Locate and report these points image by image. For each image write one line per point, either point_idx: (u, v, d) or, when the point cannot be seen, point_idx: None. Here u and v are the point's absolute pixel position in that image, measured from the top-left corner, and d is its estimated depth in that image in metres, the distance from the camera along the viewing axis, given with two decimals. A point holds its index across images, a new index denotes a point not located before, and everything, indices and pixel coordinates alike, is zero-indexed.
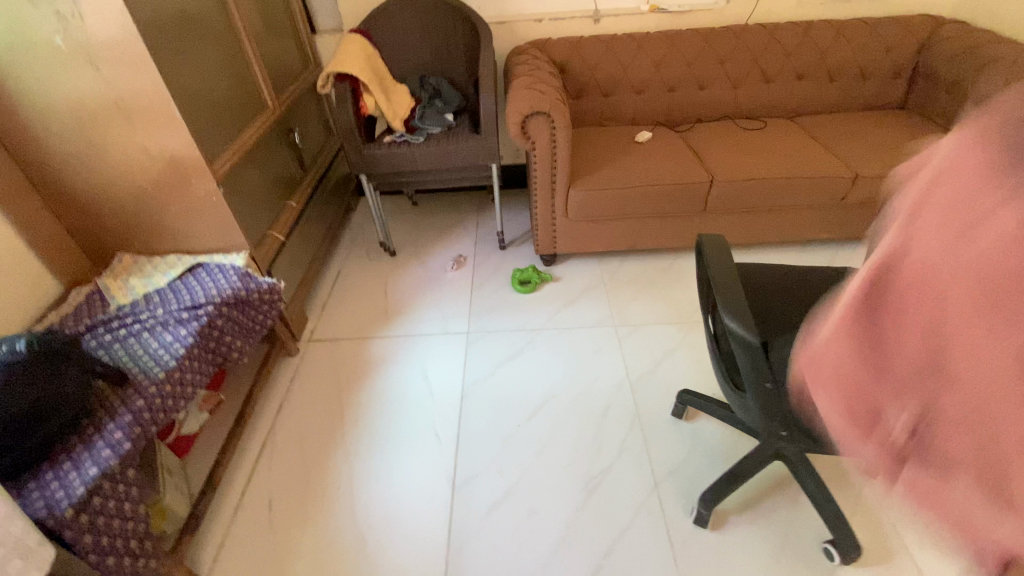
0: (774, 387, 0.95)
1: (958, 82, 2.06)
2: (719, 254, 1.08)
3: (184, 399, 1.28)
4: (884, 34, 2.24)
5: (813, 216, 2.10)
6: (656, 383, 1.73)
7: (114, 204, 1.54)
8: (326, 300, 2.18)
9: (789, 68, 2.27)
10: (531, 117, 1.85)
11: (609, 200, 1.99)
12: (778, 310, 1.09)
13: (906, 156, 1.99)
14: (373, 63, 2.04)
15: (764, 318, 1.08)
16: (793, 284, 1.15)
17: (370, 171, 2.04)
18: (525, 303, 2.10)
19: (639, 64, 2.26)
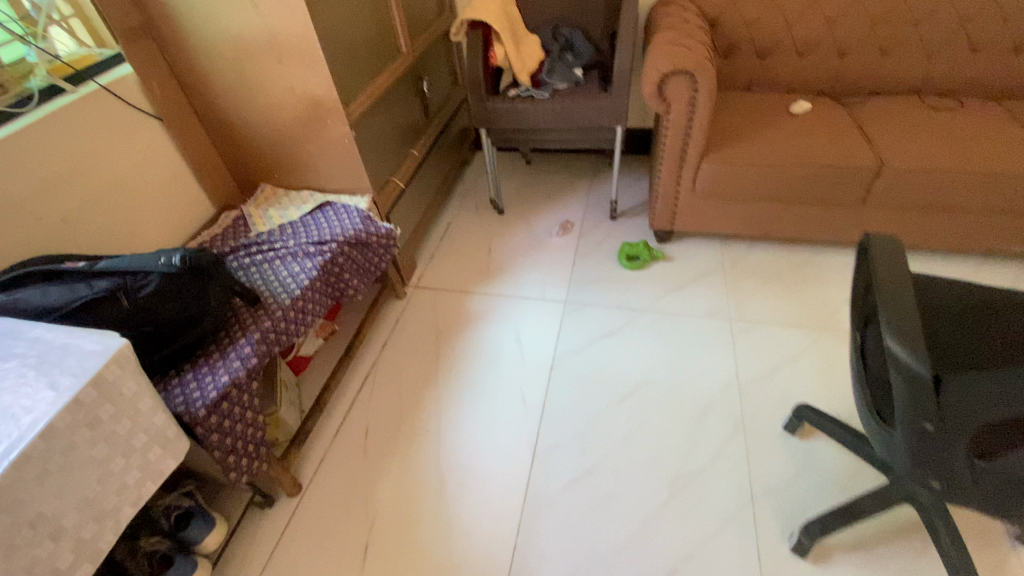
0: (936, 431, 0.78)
1: None
2: (890, 261, 0.90)
3: (304, 327, 1.38)
4: None
5: (1008, 223, 1.70)
6: (768, 389, 1.56)
7: (262, 138, 1.67)
8: (434, 249, 2.24)
9: (1010, 32, 1.81)
10: (671, 77, 1.67)
11: (745, 179, 1.78)
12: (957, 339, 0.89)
13: None
14: (507, 10, 1.96)
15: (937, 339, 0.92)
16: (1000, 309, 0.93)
17: (491, 125, 2.00)
18: (631, 281, 2.00)
19: (807, 23, 1.94)
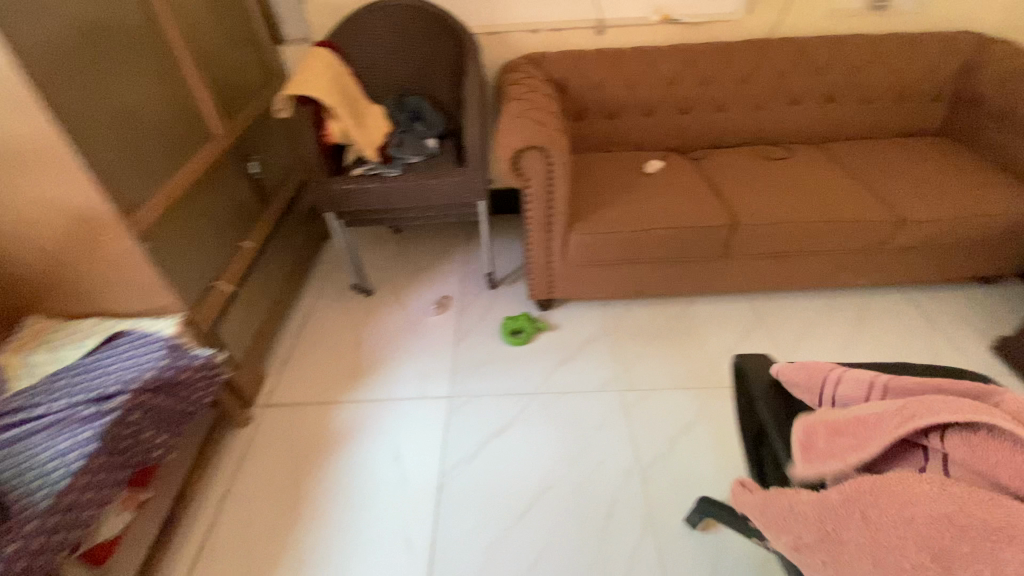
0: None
1: (1012, 109, 1.79)
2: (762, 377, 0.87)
3: (78, 529, 1.02)
4: (926, 50, 1.95)
5: (847, 262, 1.83)
6: (669, 470, 1.47)
7: (12, 261, 1.25)
8: (290, 351, 1.90)
9: (818, 88, 1.99)
10: (525, 151, 1.57)
11: (614, 245, 1.73)
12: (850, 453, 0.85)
13: (953, 194, 1.74)
14: (341, 81, 1.76)
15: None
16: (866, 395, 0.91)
17: (339, 208, 1.77)
18: (516, 359, 1.83)
19: (648, 83, 1.98)
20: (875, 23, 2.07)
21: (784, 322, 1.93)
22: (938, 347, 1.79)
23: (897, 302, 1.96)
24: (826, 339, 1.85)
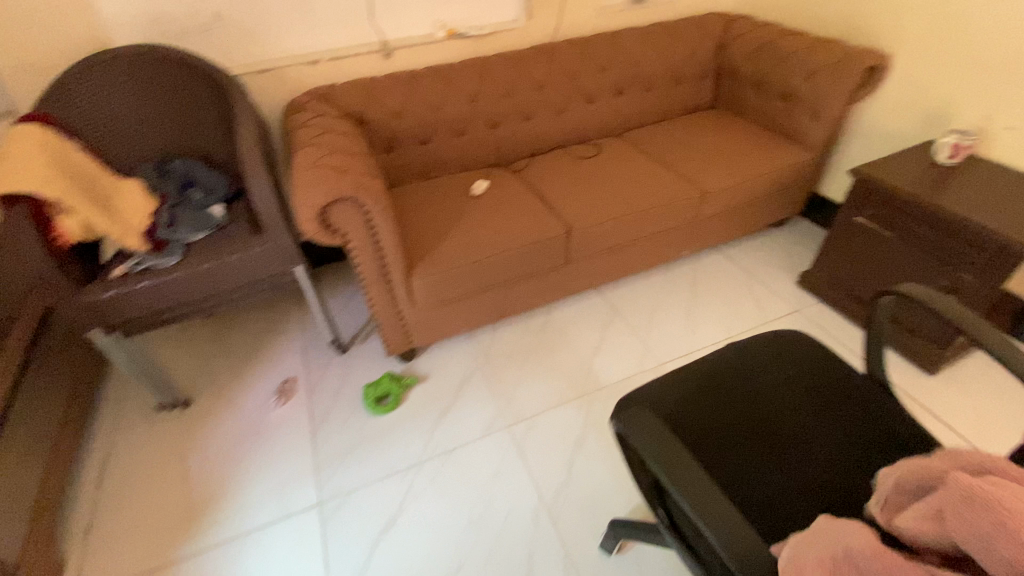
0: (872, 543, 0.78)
1: (761, 79, 2.07)
2: (633, 420, 0.82)
3: None
4: (685, 36, 2.16)
5: (673, 239, 1.96)
6: (574, 498, 1.41)
7: None
8: (89, 517, 1.44)
9: (608, 83, 2.10)
10: (333, 206, 1.35)
11: (460, 280, 1.61)
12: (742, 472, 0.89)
13: (737, 160, 1.96)
14: (66, 162, 1.36)
15: (716, 473, 0.93)
16: (705, 396, 1.03)
17: (112, 320, 1.38)
18: (388, 429, 1.60)
19: (452, 102, 1.89)
20: (640, 16, 2.25)
21: (637, 306, 2.01)
22: (761, 294, 2.02)
23: (719, 261, 2.17)
24: (674, 313, 1.97)
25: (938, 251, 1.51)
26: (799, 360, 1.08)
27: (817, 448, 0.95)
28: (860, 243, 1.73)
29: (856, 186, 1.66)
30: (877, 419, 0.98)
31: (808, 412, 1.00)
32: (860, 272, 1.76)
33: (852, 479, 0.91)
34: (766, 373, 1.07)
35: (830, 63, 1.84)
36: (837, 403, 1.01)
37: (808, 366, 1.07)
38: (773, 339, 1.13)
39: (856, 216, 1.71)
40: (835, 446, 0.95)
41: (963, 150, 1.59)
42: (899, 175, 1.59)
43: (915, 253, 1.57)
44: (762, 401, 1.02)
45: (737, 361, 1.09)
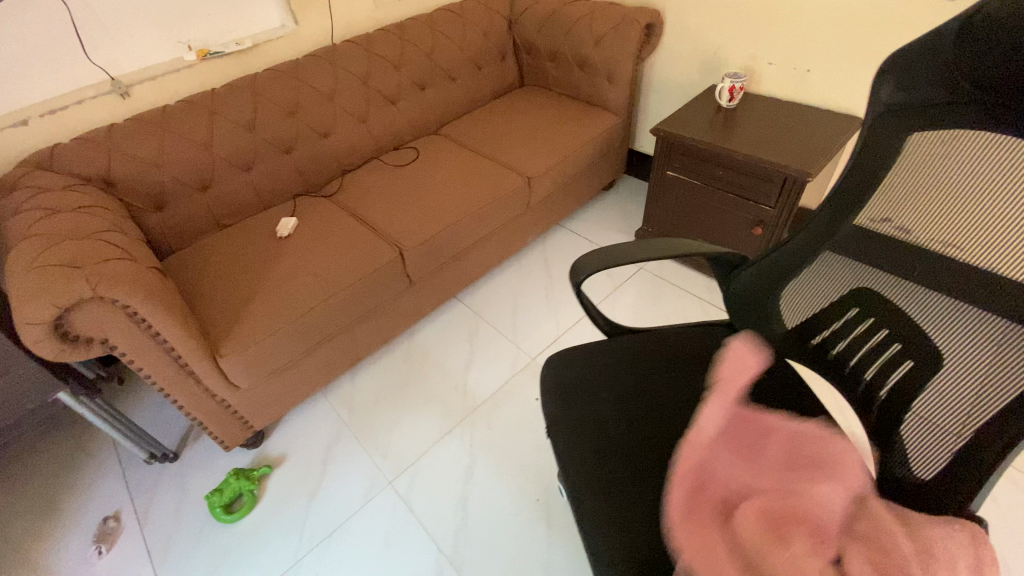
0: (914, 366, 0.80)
1: (556, 51, 2.06)
2: None
3: None
4: (474, 17, 2.07)
5: (514, 229, 1.90)
6: (476, 537, 1.32)
7: None
8: None
9: (407, 79, 1.93)
10: (74, 309, 1.04)
11: (288, 343, 1.38)
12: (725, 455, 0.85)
13: (553, 139, 1.94)
14: None
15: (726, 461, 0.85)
16: (604, 465, 0.87)
17: None
18: (252, 535, 1.36)
19: (227, 136, 1.60)
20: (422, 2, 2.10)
21: (499, 304, 1.92)
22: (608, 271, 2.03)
23: (566, 238, 2.17)
24: (535, 301, 1.93)
25: (740, 188, 1.63)
26: (623, 350, 1.03)
27: (664, 395, 0.95)
28: (678, 193, 1.82)
29: (660, 142, 1.73)
30: (686, 342, 1.04)
31: (669, 393, 0.95)
32: (683, 220, 1.86)
33: (770, 434, 0.89)
34: (615, 385, 0.97)
35: (613, 26, 1.87)
36: (624, 363, 1.00)
37: (586, 369, 1.00)
38: (583, 350, 1.04)
39: (667, 170, 1.79)
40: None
41: (738, 90, 1.69)
42: (693, 124, 1.68)
43: (723, 193, 1.68)
44: (635, 417, 0.92)
45: (579, 396, 0.96)
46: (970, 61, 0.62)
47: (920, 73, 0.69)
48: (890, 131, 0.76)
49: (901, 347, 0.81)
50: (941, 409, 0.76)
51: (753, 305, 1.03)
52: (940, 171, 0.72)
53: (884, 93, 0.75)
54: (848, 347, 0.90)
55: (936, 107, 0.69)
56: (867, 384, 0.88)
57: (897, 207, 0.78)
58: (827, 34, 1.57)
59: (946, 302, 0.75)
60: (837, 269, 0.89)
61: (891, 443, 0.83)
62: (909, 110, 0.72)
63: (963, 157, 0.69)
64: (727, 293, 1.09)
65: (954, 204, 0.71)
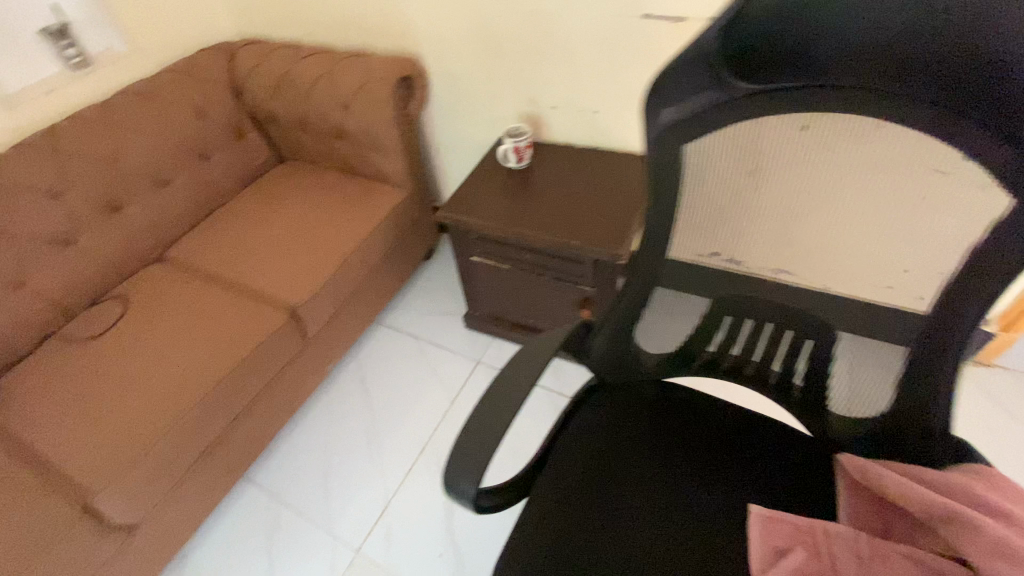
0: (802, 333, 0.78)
1: (304, 120, 1.59)
2: None
3: None
4: (177, 97, 1.53)
5: (298, 372, 1.44)
6: None
7: None
8: None
9: (85, 208, 1.35)
10: None
11: None
12: (724, 493, 0.82)
13: (320, 238, 1.48)
14: None
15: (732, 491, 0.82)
16: None
17: None
18: None
19: None
20: (94, 86, 1.50)
21: (306, 474, 1.44)
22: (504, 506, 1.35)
23: (383, 340, 1.74)
24: (352, 446, 1.48)
25: (546, 266, 1.34)
26: (554, 485, 0.85)
27: (619, 495, 0.84)
28: (486, 276, 1.50)
29: (450, 228, 1.38)
30: (580, 434, 0.91)
31: (619, 496, 0.83)
32: (502, 300, 1.55)
33: (741, 471, 0.84)
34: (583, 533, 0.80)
35: (359, 86, 1.45)
36: (566, 496, 0.84)
37: (552, 532, 0.80)
38: (521, 534, 0.81)
39: (470, 255, 1.45)
40: (684, 474, 0.85)
41: (525, 149, 1.39)
42: (483, 202, 1.35)
43: (539, 275, 1.39)
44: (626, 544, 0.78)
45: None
46: (738, 53, 0.58)
47: (691, 83, 0.61)
48: (669, 150, 0.67)
49: (792, 332, 0.79)
50: (858, 369, 0.76)
51: (611, 362, 0.93)
52: (746, 170, 0.67)
53: (659, 112, 0.64)
54: (741, 352, 0.85)
55: (718, 113, 0.63)
56: (772, 377, 0.84)
57: (719, 216, 0.72)
58: (607, 56, 1.27)
59: (828, 278, 0.71)
60: (689, 291, 0.82)
61: (818, 410, 0.82)
62: (689, 123, 0.64)
63: (767, 150, 0.64)
64: (588, 361, 0.93)
65: (789, 185, 0.66)
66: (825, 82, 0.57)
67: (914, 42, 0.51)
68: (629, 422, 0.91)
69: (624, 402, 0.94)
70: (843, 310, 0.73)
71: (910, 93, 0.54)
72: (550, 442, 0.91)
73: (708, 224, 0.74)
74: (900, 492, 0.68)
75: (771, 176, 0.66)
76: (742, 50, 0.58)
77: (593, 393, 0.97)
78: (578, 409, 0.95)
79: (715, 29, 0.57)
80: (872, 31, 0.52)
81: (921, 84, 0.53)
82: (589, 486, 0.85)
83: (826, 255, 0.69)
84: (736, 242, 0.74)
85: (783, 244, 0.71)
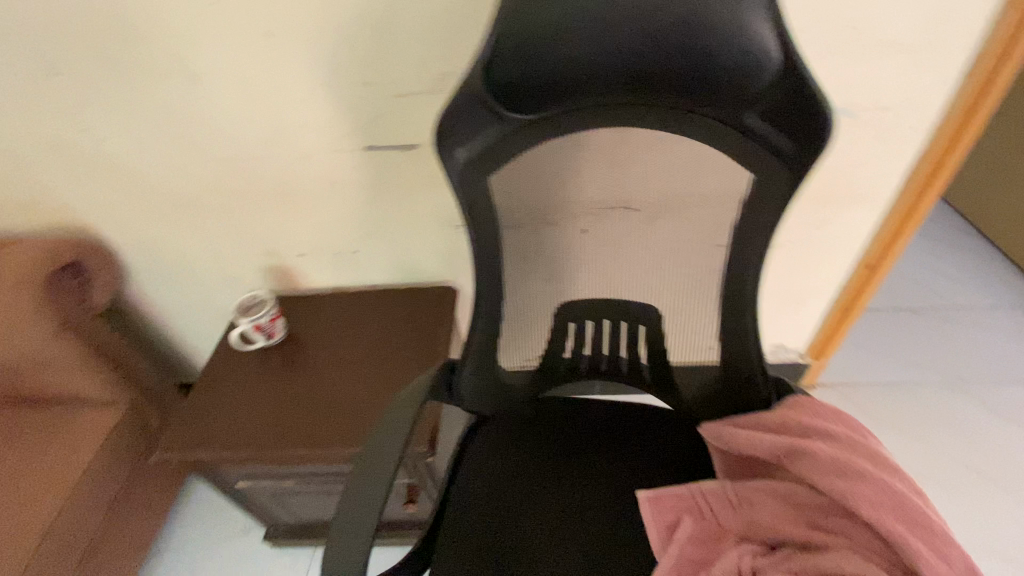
0: (638, 316, 0.74)
1: None
2: None
3: None
4: None
5: None
6: None
7: None
8: None
9: None
10: None
11: None
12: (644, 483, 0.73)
13: None
14: None
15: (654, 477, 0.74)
16: None
17: None
18: None
19: None
20: None
21: None
22: None
23: None
24: None
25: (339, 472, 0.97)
26: (461, 553, 0.68)
27: (538, 533, 0.70)
28: (270, 498, 1.10)
29: (204, 475, 0.97)
30: (480, 478, 0.75)
31: (539, 535, 0.69)
32: (307, 509, 1.16)
33: (654, 455, 0.76)
34: None
35: None
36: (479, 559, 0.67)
37: None
38: None
39: (234, 481, 1.02)
40: (602, 481, 0.74)
41: (276, 321, 1.00)
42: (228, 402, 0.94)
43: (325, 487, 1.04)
44: None
45: None
46: (508, 87, 0.56)
47: (474, 120, 0.58)
48: (476, 188, 0.62)
49: (627, 322, 0.75)
50: (694, 336, 0.73)
51: (484, 399, 0.78)
52: (548, 182, 0.65)
53: (454, 154, 0.59)
54: (592, 351, 0.78)
55: (509, 144, 0.60)
56: (625, 366, 0.78)
57: (539, 236, 0.69)
58: (320, 197, 0.99)
59: (652, 271, 0.71)
60: (529, 308, 0.75)
61: (669, 385, 0.78)
62: (486, 156, 0.61)
63: (559, 156, 0.63)
64: (461, 407, 0.79)
65: (589, 183, 0.65)
66: (598, 100, 0.58)
67: (654, 53, 0.54)
68: (529, 444, 0.78)
69: (518, 427, 0.80)
70: (670, 293, 0.72)
71: (674, 102, 0.57)
72: (451, 474, 0.77)
73: (529, 248, 0.70)
74: (752, 440, 0.66)
75: (570, 177, 0.65)
76: (511, 81, 0.55)
77: (483, 429, 0.81)
78: (471, 451, 0.78)
79: (476, 70, 0.55)
80: (618, 50, 0.54)
81: (683, 92, 0.56)
82: (503, 538, 0.69)
83: (644, 253, 0.70)
84: (554, 257, 0.71)
85: (598, 251, 0.70)
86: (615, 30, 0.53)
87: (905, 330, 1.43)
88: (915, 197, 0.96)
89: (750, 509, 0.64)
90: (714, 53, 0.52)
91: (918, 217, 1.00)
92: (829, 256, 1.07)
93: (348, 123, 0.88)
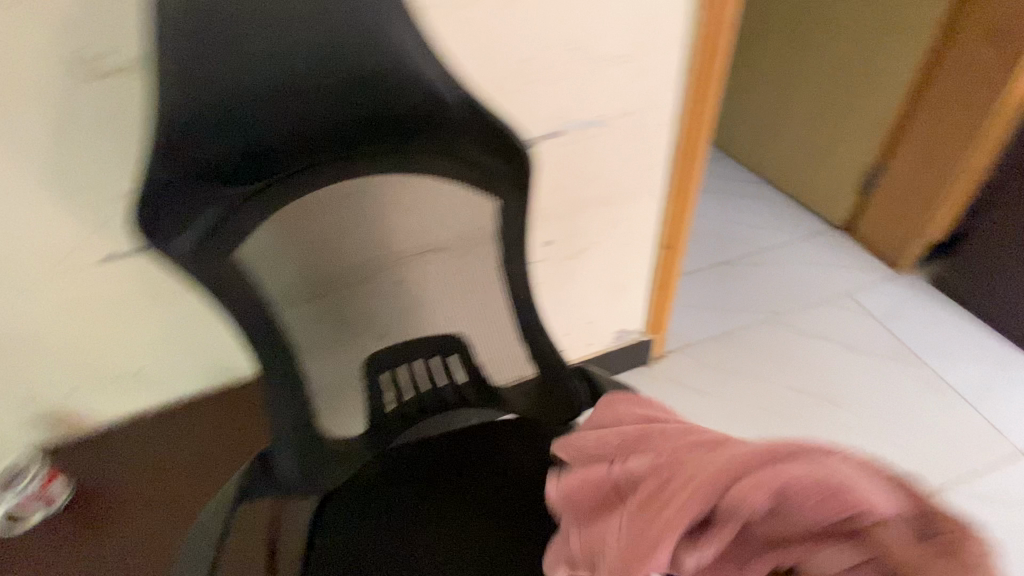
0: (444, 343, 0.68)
1: None
2: None
3: None
4: None
5: None
6: None
7: None
8: None
9: None
10: None
11: None
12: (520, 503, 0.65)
13: None
14: None
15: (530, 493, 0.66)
16: None
17: None
18: None
19: None
20: None
21: None
22: None
23: None
24: None
25: None
26: None
27: None
28: None
29: None
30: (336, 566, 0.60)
31: None
32: None
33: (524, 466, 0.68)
34: None
35: None
36: None
37: None
38: None
39: None
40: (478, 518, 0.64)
41: (51, 485, 0.91)
42: None
43: None
44: None
45: None
46: (213, 163, 0.48)
47: (186, 202, 0.48)
48: (221, 275, 0.51)
49: (433, 356, 0.67)
50: (503, 354, 0.67)
51: (315, 471, 0.64)
52: (309, 246, 0.56)
53: (172, 243, 0.48)
54: (412, 393, 0.68)
55: (243, 219, 0.51)
56: (452, 397, 0.70)
57: (323, 307, 0.61)
58: (66, 328, 0.81)
59: (456, 308, 0.64)
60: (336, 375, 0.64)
61: (498, 400, 0.70)
62: (220, 237, 0.50)
63: (309, 216, 0.55)
64: (289, 491, 0.64)
65: (353, 233, 0.58)
66: (321, 158, 0.53)
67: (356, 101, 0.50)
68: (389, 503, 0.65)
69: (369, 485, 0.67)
70: (474, 326, 0.66)
71: (392, 143, 0.54)
72: None
73: (315, 322, 0.61)
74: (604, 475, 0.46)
75: (333, 230, 0.57)
76: (208, 151, 0.48)
77: (327, 500, 0.66)
78: (319, 533, 0.63)
79: (160, 149, 0.46)
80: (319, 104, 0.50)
81: (391, 130, 0.53)
82: None
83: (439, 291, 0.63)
84: (348, 326, 0.63)
85: (405, 301, 0.63)
86: (289, 82, 0.48)
87: (728, 281, 1.50)
88: (683, 171, 0.91)
89: (638, 551, 0.40)
90: (396, 84, 0.51)
91: (690, 186, 0.95)
92: (625, 244, 1.01)
93: (65, 243, 0.73)
